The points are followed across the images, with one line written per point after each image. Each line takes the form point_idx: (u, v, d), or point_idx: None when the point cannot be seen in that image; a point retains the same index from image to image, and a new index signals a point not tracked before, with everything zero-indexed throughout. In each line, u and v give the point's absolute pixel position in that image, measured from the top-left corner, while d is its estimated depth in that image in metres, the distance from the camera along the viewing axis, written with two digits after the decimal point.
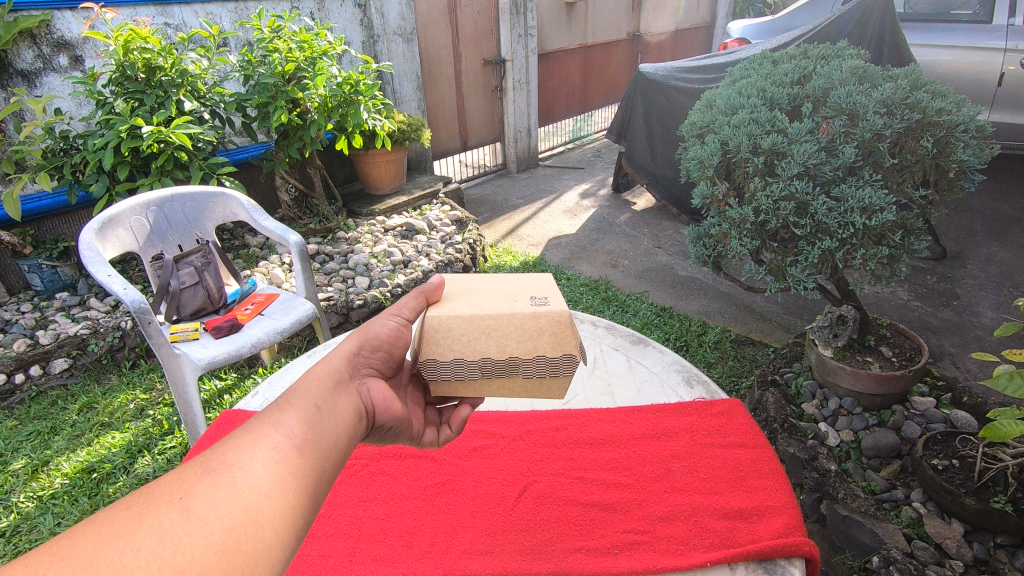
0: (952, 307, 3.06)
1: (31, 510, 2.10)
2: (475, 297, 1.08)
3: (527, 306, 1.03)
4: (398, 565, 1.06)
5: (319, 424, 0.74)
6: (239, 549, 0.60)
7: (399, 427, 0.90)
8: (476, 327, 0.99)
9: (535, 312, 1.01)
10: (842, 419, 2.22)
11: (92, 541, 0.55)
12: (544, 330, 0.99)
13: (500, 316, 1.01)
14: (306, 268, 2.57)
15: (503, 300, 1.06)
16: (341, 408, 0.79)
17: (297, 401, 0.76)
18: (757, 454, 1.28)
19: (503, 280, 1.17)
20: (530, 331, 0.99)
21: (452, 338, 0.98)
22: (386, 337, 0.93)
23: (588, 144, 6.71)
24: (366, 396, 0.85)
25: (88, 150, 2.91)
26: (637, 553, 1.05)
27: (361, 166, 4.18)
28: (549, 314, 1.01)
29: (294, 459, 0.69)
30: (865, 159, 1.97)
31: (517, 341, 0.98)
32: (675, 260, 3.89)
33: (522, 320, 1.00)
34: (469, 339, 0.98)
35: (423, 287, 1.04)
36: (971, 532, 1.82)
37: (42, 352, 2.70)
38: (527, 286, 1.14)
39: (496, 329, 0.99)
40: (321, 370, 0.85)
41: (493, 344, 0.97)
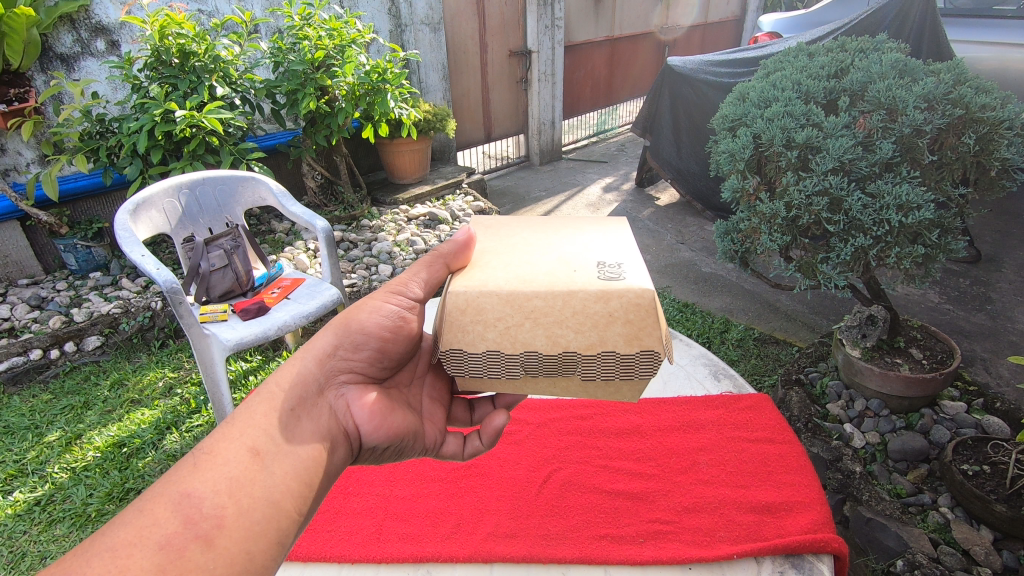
0: (986, 311, 2.98)
1: (64, 481, 2.17)
2: (516, 267, 0.97)
3: (589, 285, 0.89)
4: (423, 544, 1.07)
5: (240, 492, 0.73)
6: None
7: (401, 442, 0.93)
8: (521, 311, 0.87)
9: (602, 294, 0.88)
10: (868, 420, 2.18)
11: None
12: (615, 316, 0.86)
13: (551, 298, 0.88)
14: (333, 253, 2.59)
15: (555, 273, 0.93)
16: (284, 455, 0.78)
17: (222, 462, 0.74)
18: (785, 449, 1.27)
19: (552, 247, 1.03)
20: (592, 318, 0.86)
21: (488, 325, 0.88)
22: (371, 333, 0.94)
23: (612, 138, 6.66)
24: (341, 413, 0.87)
25: (123, 133, 2.97)
26: (662, 543, 1.05)
27: (387, 155, 4.20)
28: (620, 295, 0.87)
29: (191, 556, 0.66)
30: (903, 155, 1.91)
31: (574, 332, 0.86)
32: (699, 256, 3.84)
33: (582, 304, 0.87)
34: (508, 324, 0.87)
35: (444, 253, 0.97)
36: (1001, 540, 1.77)
37: (76, 329, 2.80)
38: (583, 253, 1.00)
39: (547, 315, 0.87)
40: (269, 396, 0.83)
41: (543, 333, 0.86)
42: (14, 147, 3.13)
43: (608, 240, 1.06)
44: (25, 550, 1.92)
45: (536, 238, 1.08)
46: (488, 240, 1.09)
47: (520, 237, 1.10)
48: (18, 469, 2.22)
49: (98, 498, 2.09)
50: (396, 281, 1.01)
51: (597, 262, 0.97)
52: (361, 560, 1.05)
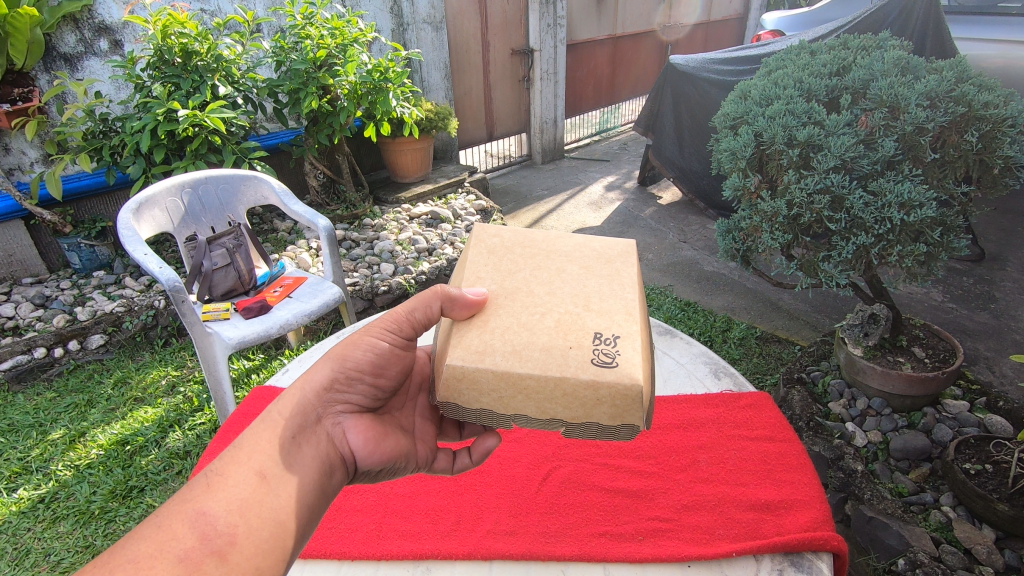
0: (989, 310, 2.97)
1: (68, 478, 2.18)
2: (514, 316, 0.91)
3: (584, 361, 0.84)
4: (423, 542, 1.08)
5: (250, 512, 0.74)
6: None
7: (397, 464, 0.95)
8: (512, 384, 0.83)
9: (594, 379, 0.82)
10: (870, 419, 2.18)
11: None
12: (603, 400, 0.82)
13: (543, 373, 0.83)
14: (335, 252, 2.59)
15: (552, 335, 0.87)
16: (289, 478, 0.79)
17: (233, 483, 0.76)
18: (785, 448, 1.27)
19: (558, 290, 0.95)
20: (581, 401, 0.82)
21: (480, 394, 0.84)
22: (366, 366, 0.93)
23: (615, 137, 6.65)
24: (339, 442, 0.87)
25: (126, 133, 2.98)
26: (661, 540, 1.05)
27: (389, 154, 4.20)
28: (612, 379, 0.82)
29: (205, 571, 0.68)
30: (905, 153, 1.91)
31: (562, 408, 0.83)
32: (701, 255, 3.84)
33: (574, 384, 0.82)
34: (499, 394, 0.83)
35: (444, 300, 0.89)
36: (1003, 539, 1.77)
37: (80, 327, 2.80)
38: (586, 309, 0.91)
39: (537, 391, 0.83)
40: (272, 424, 0.84)
41: (532, 407, 0.83)
42: (18, 147, 3.15)
43: (615, 284, 0.97)
44: (30, 547, 1.94)
45: (544, 270, 1.00)
46: (493, 266, 1.00)
47: (527, 266, 1.01)
48: (23, 467, 2.23)
49: (102, 495, 2.10)
50: (389, 314, 0.98)
51: (596, 326, 0.89)
52: (362, 557, 1.06)
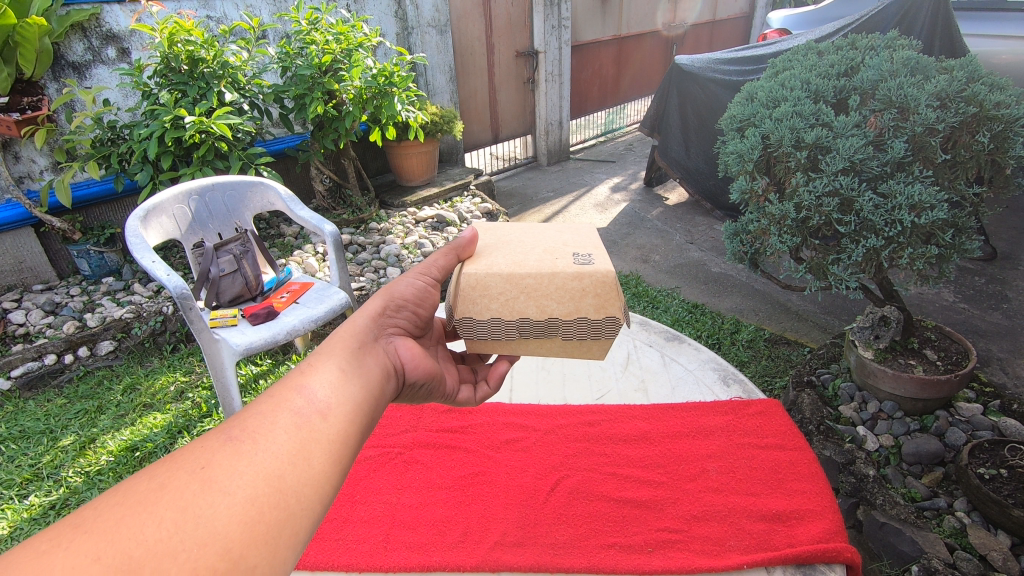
0: (1002, 310, 2.93)
1: (79, 484, 2.19)
2: (510, 253, 1.08)
3: (570, 264, 1.02)
4: (431, 554, 1.07)
5: (344, 386, 0.72)
6: (262, 520, 0.57)
7: (431, 384, 0.91)
8: (515, 287, 0.99)
9: (578, 272, 1.00)
10: (882, 423, 2.16)
11: (112, 515, 0.53)
12: (587, 291, 0.99)
13: (537, 276, 1.00)
14: (341, 257, 2.59)
15: (543, 256, 1.06)
16: (364, 370, 0.77)
17: (323, 363, 0.74)
18: (796, 456, 1.25)
19: (539, 236, 1.15)
20: (570, 291, 0.99)
21: (490, 298, 0.99)
22: (412, 297, 0.94)
23: (620, 137, 6.63)
24: (394, 354, 0.85)
25: (134, 140, 3.00)
26: (671, 552, 1.04)
27: (395, 157, 4.21)
28: (591, 273, 1.00)
29: (317, 424, 0.66)
30: (915, 154, 1.88)
31: (557, 302, 0.98)
32: (709, 256, 3.82)
33: (563, 280, 1.00)
34: (506, 297, 0.99)
35: (455, 243, 1.04)
36: (1018, 545, 1.74)
37: (90, 334, 2.82)
38: (563, 243, 1.11)
39: (536, 290, 0.99)
40: (343, 333, 0.82)
41: (534, 304, 0.98)
42: (28, 155, 3.18)
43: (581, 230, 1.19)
44: None
45: (525, 229, 1.19)
46: (485, 229, 1.18)
47: (512, 229, 1.20)
48: (33, 473, 2.25)
49: None
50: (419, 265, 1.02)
51: (573, 250, 1.08)
52: (368, 569, 1.06)
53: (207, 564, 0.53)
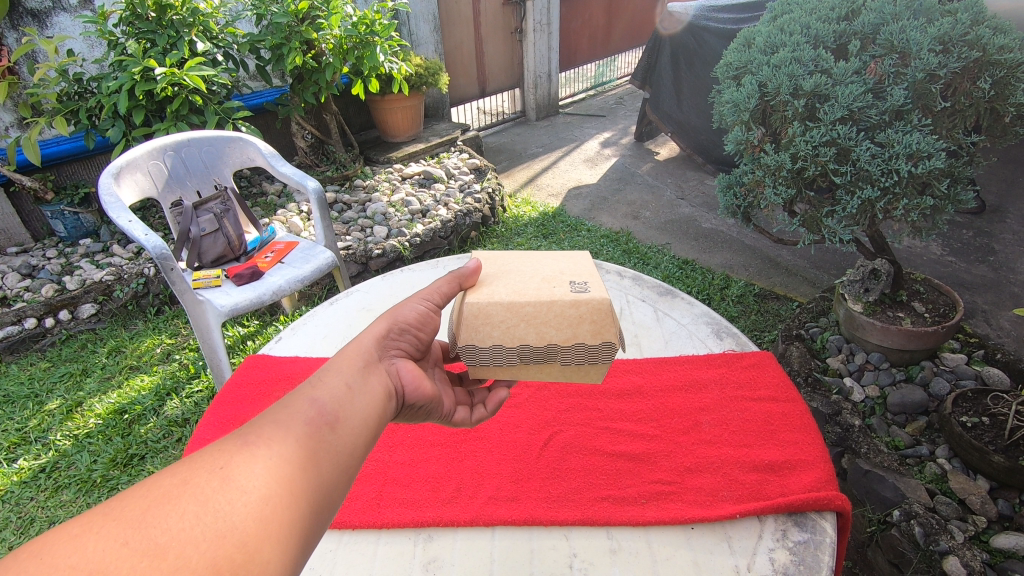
0: (988, 263, 2.95)
1: (68, 448, 2.18)
2: (510, 281, 1.02)
3: (567, 292, 0.97)
4: (425, 510, 1.07)
5: (350, 402, 0.74)
6: (275, 519, 0.58)
7: (430, 404, 0.88)
8: (516, 316, 0.94)
9: (575, 299, 0.95)
10: (868, 374, 2.19)
11: (138, 503, 0.53)
12: (584, 317, 0.94)
13: (536, 305, 0.95)
14: (326, 216, 2.51)
15: (541, 285, 1.00)
16: (369, 388, 0.78)
17: (330, 379, 0.75)
18: (788, 408, 1.26)
19: (536, 263, 1.10)
20: (568, 320, 0.94)
21: (491, 328, 0.93)
22: (416, 320, 0.91)
23: (611, 91, 6.44)
24: (395, 376, 0.81)
25: (103, 93, 2.85)
26: (665, 503, 1.06)
27: (378, 112, 4.06)
28: (588, 299, 0.95)
29: (326, 436, 0.68)
30: (915, 102, 1.83)
31: (556, 329, 0.93)
32: (699, 212, 3.78)
33: (562, 308, 0.95)
34: (507, 326, 0.94)
35: (457, 272, 0.99)
36: (996, 489, 1.79)
37: (70, 296, 2.74)
38: (560, 272, 1.06)
39: (536, 319, 0.94)
40: (350, 351, 0.82)
41: (534, 334, 0.93)
42: None
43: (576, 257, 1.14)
44: (35, 516, 1.96)
45: (522, 257, 1.14)
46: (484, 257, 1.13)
47: (509, 257, 1.14)
48: (21, 437, 2.22)
49: (103, 463, 2.11)
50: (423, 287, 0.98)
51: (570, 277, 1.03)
52: (362, 526, 1.06)
53: (226, 554, 0.53)
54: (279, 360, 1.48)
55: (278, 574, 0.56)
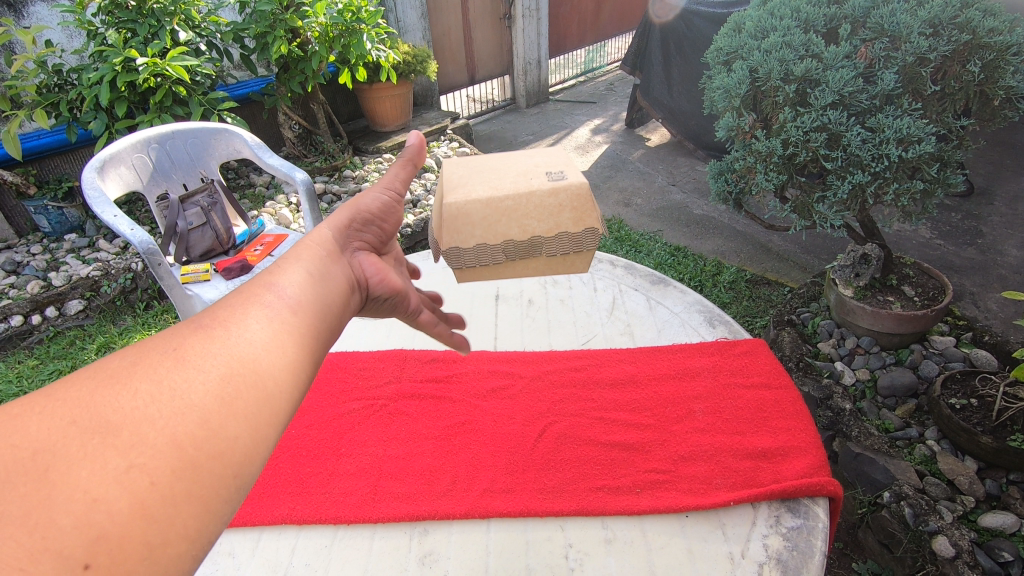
0: (976, 246, 2.97)
1: None
2: (486, 176, 1.05)
3: (544, 181, 1.01)
4: (420, 504, 1.07)
5: (313, 288, 0.71)
6: (238, 397, 0.55)
7: (397, 298, 0.89)
8: (497, 215, 1.00)
9: (553, 189, 1.00)
10: (859, 358, 2.20)
11: (86, 386, 0.51)
12: (564, 206, 1.00)
13: (514, 197, 1.00)
14: (316, 207, 2.48)
15: (518, 177, 1.03)
16: (332, 278, 0.75)
17: (291, 266, 0.72)
18: (781, 395, 1.26)
19: (509, 155, 1.11)
20: (549, 205, 0.99)
21: (474, 229, 0.99)
22: (377, 212, 0.89)
23: (601, 77, 6.39)
24: (358, 267, 0.82)
25: (83, 85, 2.79)
26: (659, 492, 1.06)
27: (366, 101, 4.02)
28: (568, 189, 0.99)
29: (289, 317, 0.65)
30: (905, 86, 1.83)
31: (538, 221, 0.99)
32: (691, 198, 3.78)
33: (540, 201, 1.01)
34: (491, 223, 0.99)
35: (408, 150, 0.93)
36: (984, 469, 1.82)
37: (56, 293, 2.71)
38: (534, 163, 1.08)
39: (516, 211, 1.00)
40: (309, 242, 0.79)
41: (518, 220, 0.98)
42: None
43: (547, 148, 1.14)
44: None
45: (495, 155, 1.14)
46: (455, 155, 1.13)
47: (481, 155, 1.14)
48: None
49: None
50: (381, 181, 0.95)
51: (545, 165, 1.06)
52: (358, 521, 1.05)
53: (186, 430, 0.51)
54: None
55: (247, 449, 0.54)
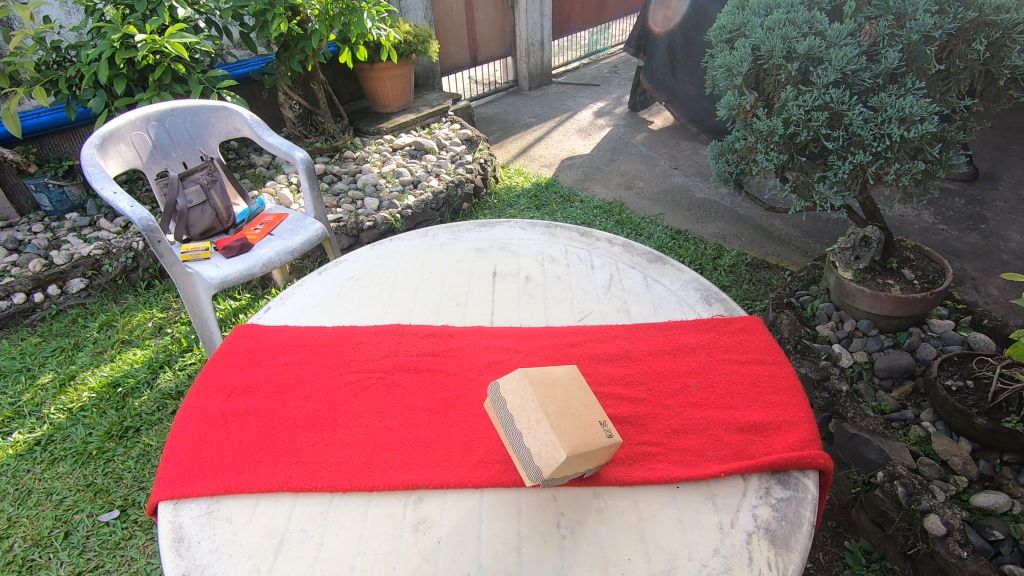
0: (979, 230, 2.95)
1: (62, 421, 2.19)
2: (562, 424, 1.01)
3: (601, 436, 1.02)
4: (415, 473, 1.09)
5: None
6: None
7: None
8: (568, 412, 1.04)
9: (607, 445, 1.02)
10: (857, 341, 2.21)
11: None
12: (607, 453, 1.04)
13: (582, 415, 1.04)
14: (315, 186, 2.47)
15: (584, 428, 1.02)
16: None
17: None
18: (775, 370, 1.27)
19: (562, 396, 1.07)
20: (605, 456, 1.03)
21: (549, 431, 1.00)
22: None
23: (604, 59, 6.31)
24: None
25: (82, 62, 2.78)
26: (651, 464, 1.08)
27: (367, 82, 3.98)
28: (609, 466, 1.07)
29: None
30: (909, 65, 1.81)
31: (593, 462, 1.03)
32: (693, 181, 3.76)
33: (599, 412, 1.07)
34: (564, 421, 1.01)
35: None
36: (978, 450, 1.83)
37: (58, 271, 2.72)
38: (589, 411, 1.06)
39: (582, 414, 1.05)
40: None
41: (584, 464, 1.01)
42: None
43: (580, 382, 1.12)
44: (32, 487, 1.98)
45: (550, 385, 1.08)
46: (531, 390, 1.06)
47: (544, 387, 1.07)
48: (15, 411, 2.23)
49: (98, 436, 2.13)
50: None
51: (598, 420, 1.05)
52: (353, 489, 1.07)
53: None
54: (268, 329, 1.47)
55: None
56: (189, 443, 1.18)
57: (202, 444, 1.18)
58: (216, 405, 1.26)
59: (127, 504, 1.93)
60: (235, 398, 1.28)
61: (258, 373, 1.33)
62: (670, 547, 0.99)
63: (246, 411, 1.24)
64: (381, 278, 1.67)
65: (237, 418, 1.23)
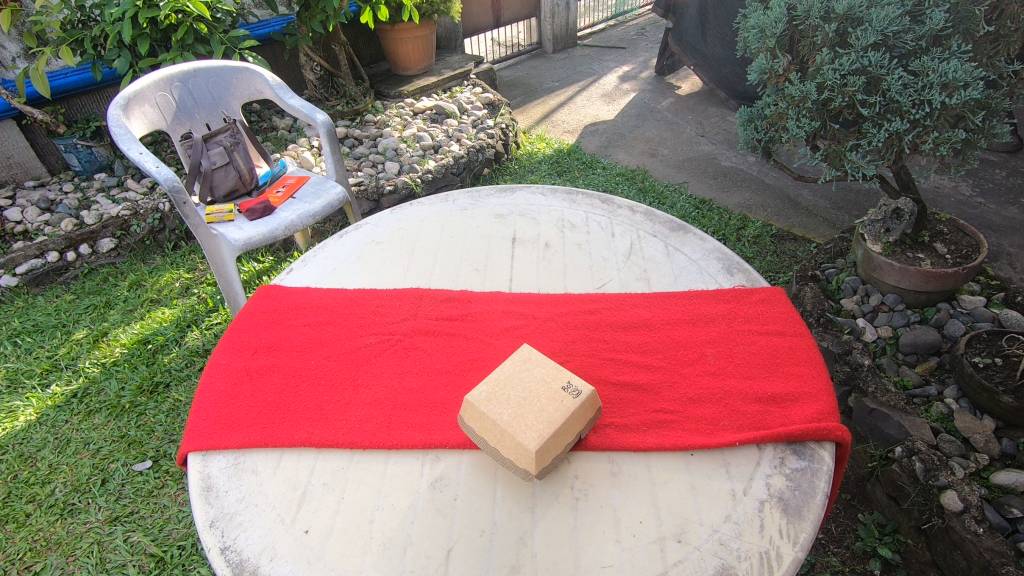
0: (1019, 205, 2.83)
1: (97, 374, 2.27)
2: (526, 416, 0.99)
3: (569, 403, 1.01)
4: (432, 433, 1.11)
5: None
6: None
7: None
8: (526, 399, 1.01)
9: (580, 408, 1.02)
10: (882, 315, 2.16)
11: None
12: (587, 411, 1.04)
13: (542, 394, 1.02)
14: (337, 149, 2.45)
15: (548, 405, 1.01)
16: None
17: None
18: (795, 342, 1.25)
19: (515, 387, 1.03)
20: (581, 414, 1.03)
21: (517, 429, 0.98)
22: None
23: (632, 20, 6.08)
24: None
25: (106, 22, 2.77)
26: (666, 431, 1.09)
27: (388, 43, 3.92)
28: (594, 415, 1.07)
29: None
30: (955, 26, 1.71)
31: (577, 425, 1.03)
32: (719, 149, 3.66)
33: (558, 378, 1.05)
34: (526, 412, 0.99)
35: None
36: (1002, 428, 1.80)
37: (88, 231, 2.78)
38: (547, 386, 1.03)
39: (541, 392, 1.02)
40: None
41: (566, 434, 1.01)
42: None
43: (528, 358, 1.08)
44: (70, 437, 2.08)
45: (493, 383, 1.04)
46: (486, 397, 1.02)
47: (483, 388, 1.04)
48: (52, 364, 2.33)
49: (130, 390, 2.21)
50: None
51: (559, 390, 1.03)
52: (373, 447, 1.10)
53: None
54: (291, 290, 1.49)
55: None
56: (216, 398, 1.22)
57: (228, 399, 1.21)
58: (242, 362, 1.30)
59: (159, 456, 2.02)
60: (260, 356, 1.31)
61: (281, 332, 1.36)
62: (682, 511, 1.00)
63: (270, 368, 1.27)
64: (402, 242, 1.68)
65: (261, 374, 1.26)
